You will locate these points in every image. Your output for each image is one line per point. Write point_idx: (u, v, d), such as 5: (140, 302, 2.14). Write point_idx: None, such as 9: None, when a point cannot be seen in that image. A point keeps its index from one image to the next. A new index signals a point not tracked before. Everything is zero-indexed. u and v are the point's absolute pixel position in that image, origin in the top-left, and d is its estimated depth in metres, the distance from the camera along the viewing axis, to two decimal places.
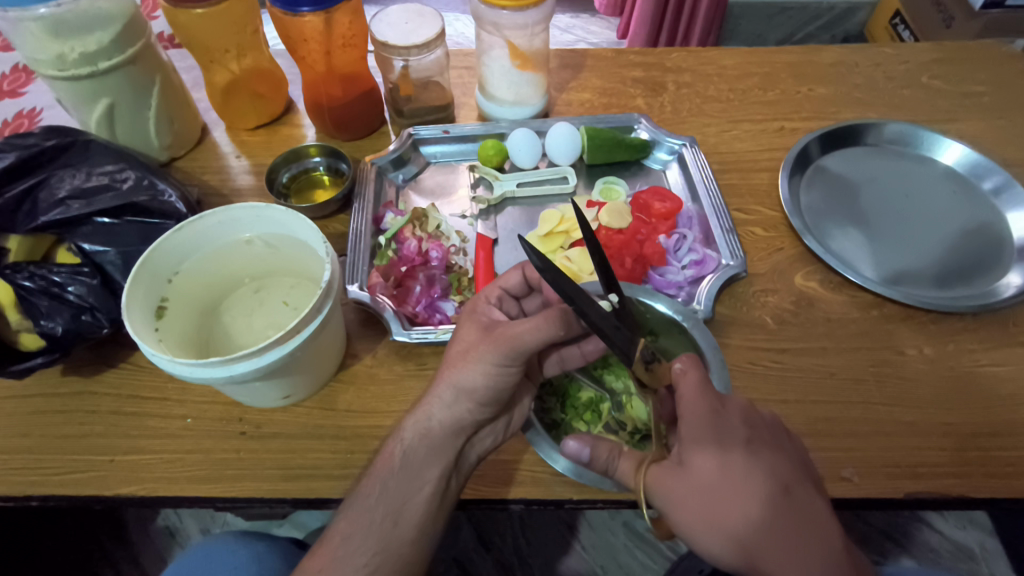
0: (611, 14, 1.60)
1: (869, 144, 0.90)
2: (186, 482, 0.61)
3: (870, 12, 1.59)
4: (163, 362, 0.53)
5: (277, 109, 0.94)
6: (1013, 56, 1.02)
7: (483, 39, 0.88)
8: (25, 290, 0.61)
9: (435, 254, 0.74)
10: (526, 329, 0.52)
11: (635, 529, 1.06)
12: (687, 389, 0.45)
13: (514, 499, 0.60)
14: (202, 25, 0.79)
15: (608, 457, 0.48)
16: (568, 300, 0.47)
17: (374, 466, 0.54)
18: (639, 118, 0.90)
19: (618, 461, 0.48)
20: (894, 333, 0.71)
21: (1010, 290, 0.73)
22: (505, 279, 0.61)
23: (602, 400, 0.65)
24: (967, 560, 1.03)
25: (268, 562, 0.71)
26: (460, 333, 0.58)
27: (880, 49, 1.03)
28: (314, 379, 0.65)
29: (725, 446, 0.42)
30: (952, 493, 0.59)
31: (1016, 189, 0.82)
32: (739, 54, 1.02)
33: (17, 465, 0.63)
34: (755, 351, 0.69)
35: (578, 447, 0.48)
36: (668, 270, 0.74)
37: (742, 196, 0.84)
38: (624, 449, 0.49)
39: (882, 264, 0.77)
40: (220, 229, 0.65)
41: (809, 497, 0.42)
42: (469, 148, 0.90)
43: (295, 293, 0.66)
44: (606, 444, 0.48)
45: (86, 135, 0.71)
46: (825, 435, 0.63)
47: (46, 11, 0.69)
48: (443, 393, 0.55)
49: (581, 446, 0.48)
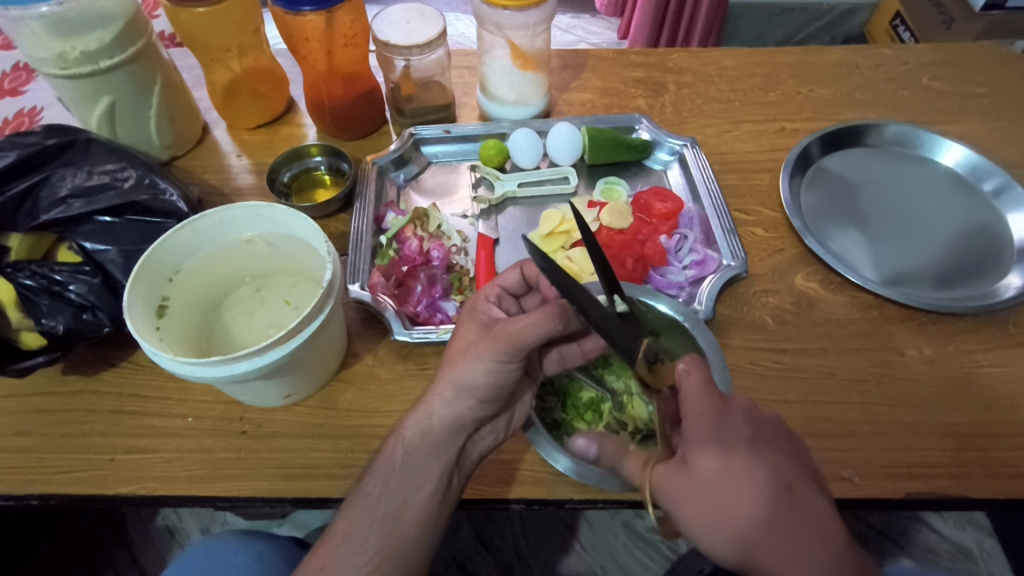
0: (612, 15, 1.60)
1: (869, 145, 0.90)
2: (186, 481, 0.61)
3: (870, 13, 1.59)
4: (164, 361, 0.53)
5: (278, 108, 0.94)
6: (1013, 57, 1.02)
7: (484, 39, 0.88)
8: (25, 289, 0.62)
9: (436, 254, 0.73)
10: (526, 326, 0.52)
11: (635, 529, 1.06)
12: (689, 388, 0.45)
13: (515, 499, 0.60)
14: (202, 24, 0.79)
15: (617, 454, 0.49)
16: (570, 299, 0.47)
17: (374, 465, 0.54)
18: (640, 119, 0.90)
19: (625, 459, 0.48)
20: (894, 333, 0.71)
21: (1009, 291, 0.73)
22: (504, 278, 0.62)
23: (603, 401, 0.64)
24: (966, 560, 1.03)
25: (268, 561, 0.71)
26: (459, 331, 0.58)
27: (880, 50, 1.03)
28: (314, 378, 0.65)
29: (728, 446, 0.42)
30: (952, 493, 0.59)
31: (1016, 190, 0.82)
32: (740, 55, 1.02)
33: (17, 464, 0.63)
34: (756, 352, 0.69)
35: (585, 444, 0.50)
36: (668, 271, 0.74)
37: (743, 197, 0.84)
38: (631, 448, 0.49)
39: (882, 264, 0.77)
40: (220, 227, 0.65)
41: (812, 496, 0.42)
42: (470, 148, 0.90)
43: (296, 292, 0.66)
44: (614, 442, 0.49)
45: (87, 134, 0.71)
46: (825, 436, 0.63)
47: (47, 10, 0.69)
48: (444, 391, 0.55)
49: (589, 443, 0.50)
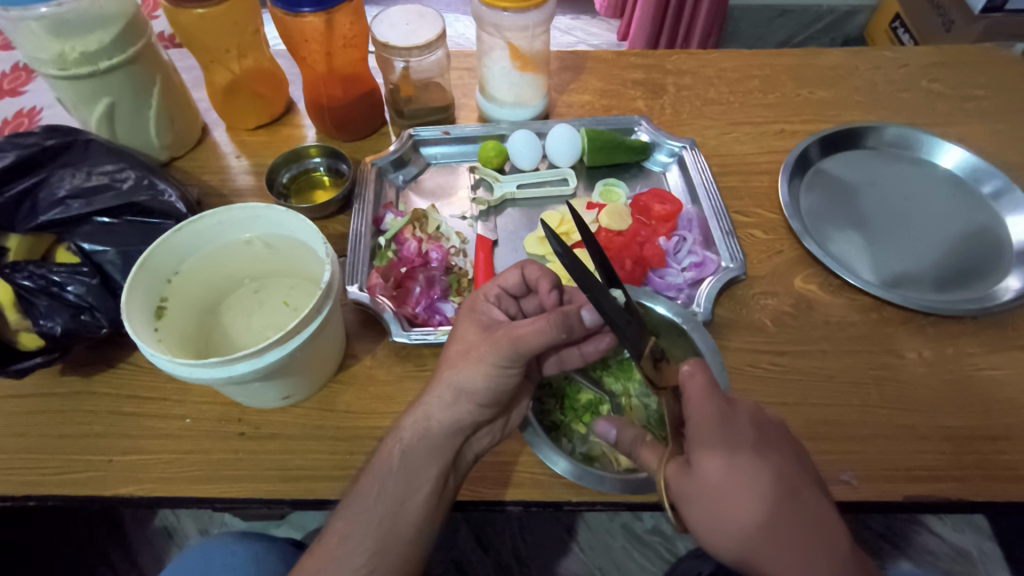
0: (612, 16, 1.61)
1: (869, 148, 0.90)
2: (184, 482, 0.61)
3: (870, 15, 1.60)
4: (163, 362, 0.53)
5: (277, 109, 0.94)
6: (1013, 60, 1.02)
7: (484, 40, 0.88)
8: (24, 289, 0.61)
9: (435, 256, 0.74)
10: (528, 332, 0.52)
11: (633, 531, 1.06)
12: (694, 391, 0.44)
13: (512, 501, 0.60)
14: (202, 26, 0.79)
15: (633, 443, 0.50)
16: (582, 286, 0.47)
17: (371, 465, 0.54)
18: (639, 120, 0.90)
19: (641, 449, 0.49)
20: (893, 336, 0.71)
21: (1008, 294, 0.73)
22: (503, 278, 0.61)
23: (602, 402, 0.64)
24: (965, 563, 1.03)
25: (265, 562, 0.71)
26: (459, 333, 0.57)
27: (880, 53, 1.03)
28: (313, 379, 0.65)
29: (733, 448, 0.42)
30: (950, 496, 0.59)
31: (1016, 193, 0.82)
32: (739, 57, 1.02)
33: (14, 465, 0.63)
34: (755, 354, 0.69)
35: (605, 428, 0.51)
36: (667, 272, 0.74)
37: (742, 199, 0.84)
38: (647, 439, 0.49)
39: (881, 267, 0.77)
40: (220, 229, 0.65)
41: (815, 499, 0.42)
42: (469, 149, 0.90)
43: (295, 293, 0.66)
44: (632, 430, 0.50)
45: (86, 134, 0.71)
46: (824, 438, 0.63)
47: (46, 11, 0.69)
48: (443, 393, 0.54)
49: (609, 428, 0.51)
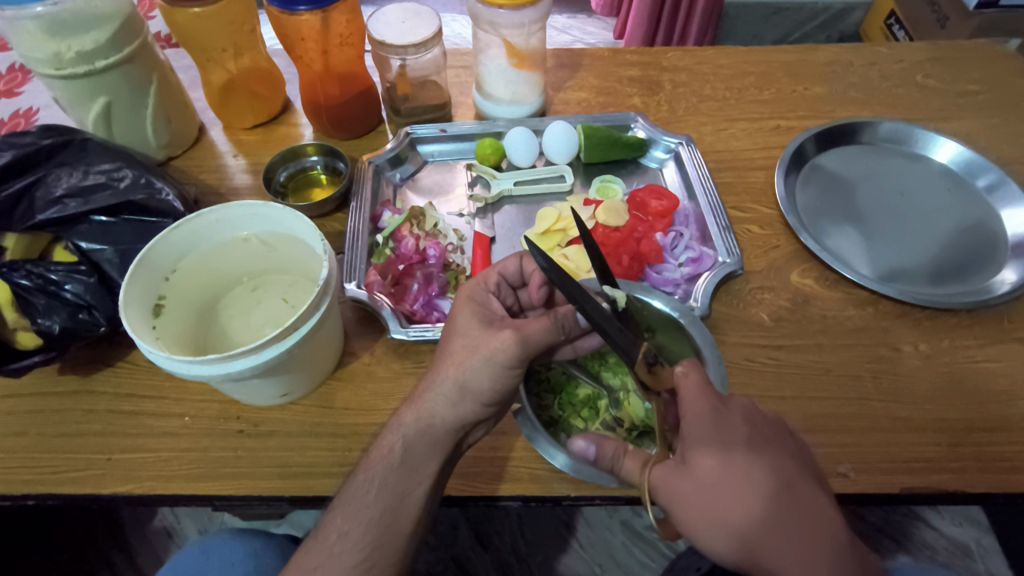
0: (608, 14, 1.61)
1: (863, 143, 0.91)
2: (182, 480, 0.61)
3: (864, 12, 1.60)
4: (161, 360, 0.53)
5: (274, 108, 0.94)
6: (1007, 55, 1.03)
7: (480, 38, 0.89)
8: (21, 288, 0.61)
9: (433, 252, 0.74)
10: (535, 329, 0.54)
11: (633, 527, 1.07)
12: (688, 390, 0.45)
13: (510, 496, 0.60)
14: (198, 25, 0.79)
15: (614, 456, 0.48)
16: (570, 297, 0.49)
17: (367, 460, 0.53)
18: (635, 117, 0.90)
19: (624, 460, 0.48)
20: (889, 329, 0.71)
21: (1004, 287, 0.74)
22: (503, 266, 0.62)
23: (600, 397, 0.65)
24: (964, 557, 1.04)
25: (264, 559, 0.71)
26: (457, 323, 0.57)
27: (875, 49, 1.04)
28: (311, 377, 0.65)
29: (728, 446, 0.42)
30: (949, 487, 0.59)
31: (1010, 186, 0.83)
32: (735, 54, 1.03)
33: (12, 464, 0.63)
34: (752, 348, 0.69)
35: (584, 445, 0.48)
36: (664, 268, 0.74)
37: (738, 195, 0.84)
38: (629, 449, 0.48)
39: (877, 261, 0.77)
40: (217, 226, 0.65)
41: (812, 491, 0.42)
42: (467, 147, 0.90)
43: (294, 291, 0.67)
44: (613, 442, 0.48)
45: (83, 134, 0.71)
46: (821, 431, 0.63)
47: (42, 10, 0.69)
48: (443, 388, 0.54)
49: (588, 444, 0.48)
